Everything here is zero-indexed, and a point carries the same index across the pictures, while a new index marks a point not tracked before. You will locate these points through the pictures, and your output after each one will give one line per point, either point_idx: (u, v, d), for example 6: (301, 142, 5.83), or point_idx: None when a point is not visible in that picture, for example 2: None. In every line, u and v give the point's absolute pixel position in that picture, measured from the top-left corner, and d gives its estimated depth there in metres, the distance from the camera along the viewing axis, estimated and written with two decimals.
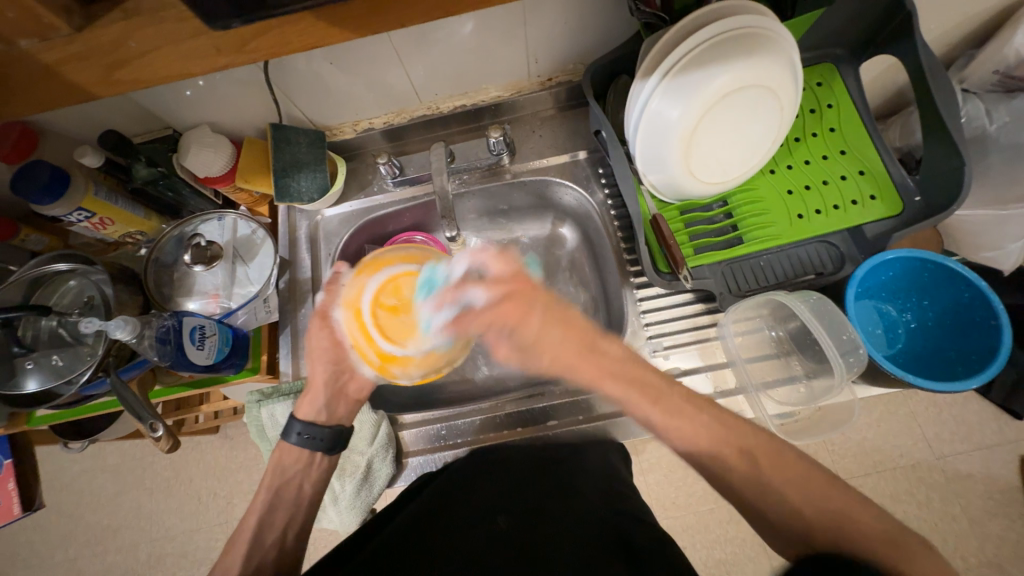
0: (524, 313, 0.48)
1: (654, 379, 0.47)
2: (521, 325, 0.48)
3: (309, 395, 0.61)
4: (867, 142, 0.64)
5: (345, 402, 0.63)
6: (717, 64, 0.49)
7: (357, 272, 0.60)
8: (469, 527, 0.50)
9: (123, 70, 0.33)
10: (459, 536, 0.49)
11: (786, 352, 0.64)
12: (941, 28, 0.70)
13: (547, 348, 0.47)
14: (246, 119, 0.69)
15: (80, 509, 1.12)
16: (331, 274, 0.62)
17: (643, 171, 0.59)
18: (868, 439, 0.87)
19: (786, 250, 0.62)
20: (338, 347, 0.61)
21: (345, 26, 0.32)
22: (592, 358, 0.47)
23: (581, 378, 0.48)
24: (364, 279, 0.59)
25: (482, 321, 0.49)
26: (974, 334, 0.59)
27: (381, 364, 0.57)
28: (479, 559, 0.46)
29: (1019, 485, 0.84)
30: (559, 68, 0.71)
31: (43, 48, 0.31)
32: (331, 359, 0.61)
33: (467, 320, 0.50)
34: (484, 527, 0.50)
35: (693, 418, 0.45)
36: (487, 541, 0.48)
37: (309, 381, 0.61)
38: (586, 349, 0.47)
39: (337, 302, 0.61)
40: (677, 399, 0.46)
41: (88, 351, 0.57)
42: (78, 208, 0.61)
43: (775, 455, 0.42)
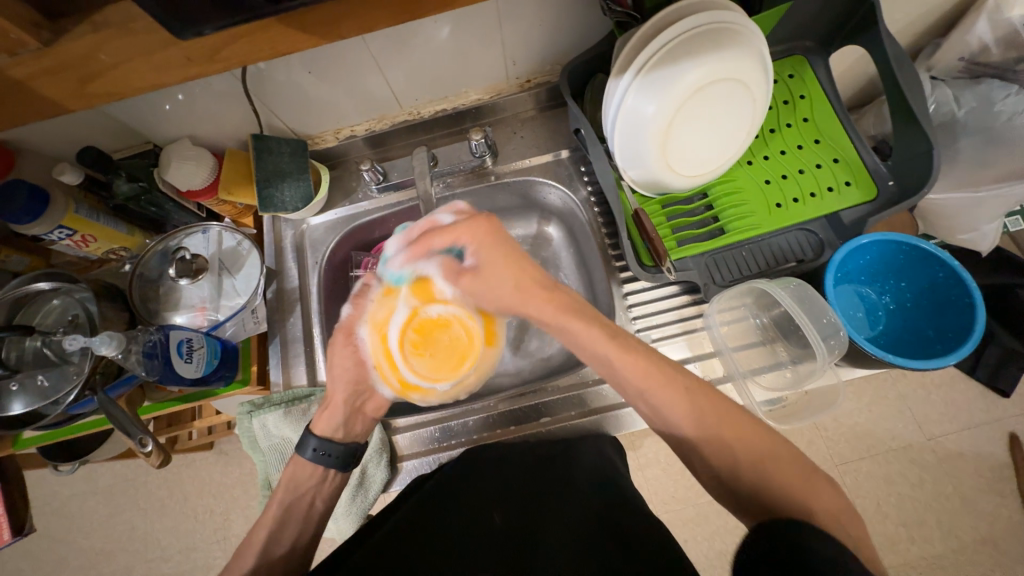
0: (487, 231, 0.55)
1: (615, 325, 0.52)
2: (483, 242, 0.55)
3: (329, 410, 0.61)
4: (840, 130, 0.65)
5: (362, 419, 0.64)
6: (687, 59, 0.50)
7: (385, 293, 0.65)
8: (466, 520, 0.51)
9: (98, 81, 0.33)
10: (457, 531, 0.50)
11: (771, 339, 0.65)
12: (906, 19, 0.72)
13: (501, 266, 0.55)
14: (227, 130, 0.69)
15: (72, 534, 1.10)
16: (358, 288, 0.66)
17: (623, 167, 0.59)
18: (860, 423, 0.88)
19: (767, 238, 0.63)
20: (358, 371, 0.63)
21: (313, 30, 0.32)
22: (550, 289, 0.54)
23: (533, 307, 0.54)
24: (392, 303, 0.64)
25: (450, 234, 0.56)
26: (951, 312, 0.60)
27: (403, 389, 0.64)
28: (477, 553, 0.47)
29: (1008, 462, 0.85)
30: (537, 69, 0.72)
31: (12, 63, 0.31)
32: (355, 381, 0.62)
33: (434, 236, 0.57)
34: (481, 520, 0.51)
35: (649, 362, 0.48)
36: (479, 538, 0.48)
37: (331, 400, 0.61)
38: (544, 282, 0.54)
39: (363, 320, 0.65)
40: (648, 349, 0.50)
41: (73, 369, 0.56)
42: (58, 226, 0.61)
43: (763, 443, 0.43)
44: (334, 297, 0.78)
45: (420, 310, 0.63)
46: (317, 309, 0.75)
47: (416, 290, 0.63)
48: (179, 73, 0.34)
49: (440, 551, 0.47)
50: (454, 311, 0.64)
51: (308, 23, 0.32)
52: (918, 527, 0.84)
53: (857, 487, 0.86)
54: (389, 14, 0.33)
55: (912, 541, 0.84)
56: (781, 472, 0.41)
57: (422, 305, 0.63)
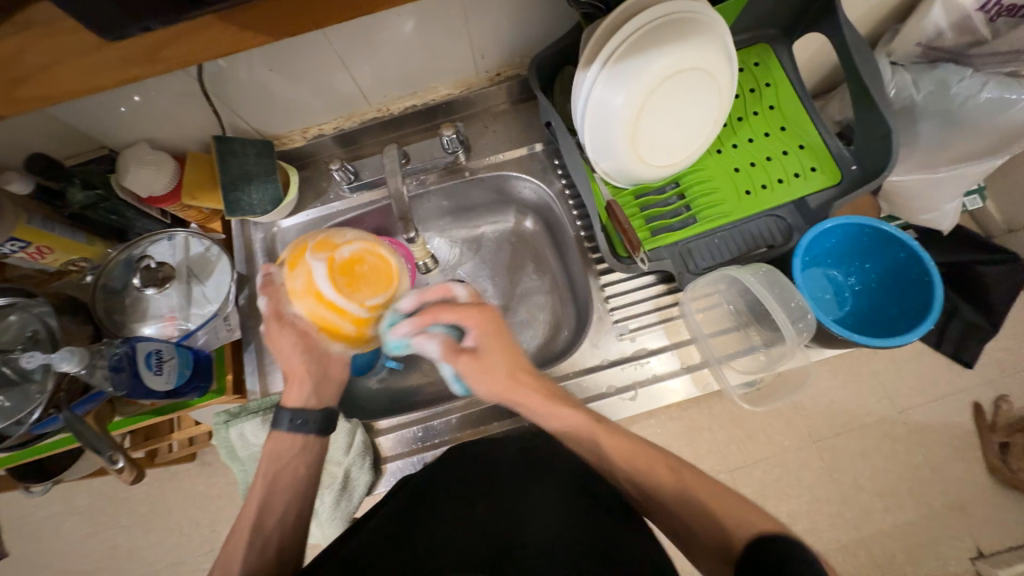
0: (495, 325, 0.59)
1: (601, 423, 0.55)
2: (493, 333, 0.59)
3: (296, 382, 0.59)
4: (804, 117, 0.66)
5: (331, 384, 0.61)
6: (652, 49, 0.50)
7: (290, 267, 0.54)
8: (449, 513, 0.51)
9: (22, 89, 0.29)
10: (437, 524, 0.50)
11: (745, 324, 0.67)
12: (864, 6, 0.73)
13: (502, 356, 0.59)
14: (187, 133, 0.67)
15: (51, 556, 1.06)
16: (264, 278, 0.59)
17: (594, 159, 0.59)
18: (836, 401, 0.92)
19: (737, 225, 0.64)
20: (303, 342, 0.58)
21: (261, 32, 0.30)
22: (539, 381, 0.59)
23: (528, 405, 0.57)
24: (304, 265, 0.53)
25: (461, 315, 0.58)
26: (912, 291, 0.63)
27: (361, 328, 0.54)
28: (456, 541, 0.47)
29: (973, 429, 0.89)
30: (506, 62, 0.71)
31: None
32: (305, 348, 0.58)
33: (447, 309, 0.58)
34: (465, 511, 0.51)
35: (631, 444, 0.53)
36: (466, 537, 0.48)
37: (292, 375, 0.59)
38: (538, 379, 0.59)
39: (286, 300, 0.57)
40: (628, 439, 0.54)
41: (36, 388, 0.54)
42: (9, 239, 0.58)
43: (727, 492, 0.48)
44: None
45: (331, 257, 0.53)
46: None
47: (314, 245, 0.53)
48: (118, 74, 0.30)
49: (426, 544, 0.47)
50: (360, 242, 0.55)
51: (256, 24, 0.29)
52: (892, 497, 0.87)
53: (834, 462, 0.89)
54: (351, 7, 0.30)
55: (887, 511, 0.87)
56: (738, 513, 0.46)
57: (327, 254, 0.53)
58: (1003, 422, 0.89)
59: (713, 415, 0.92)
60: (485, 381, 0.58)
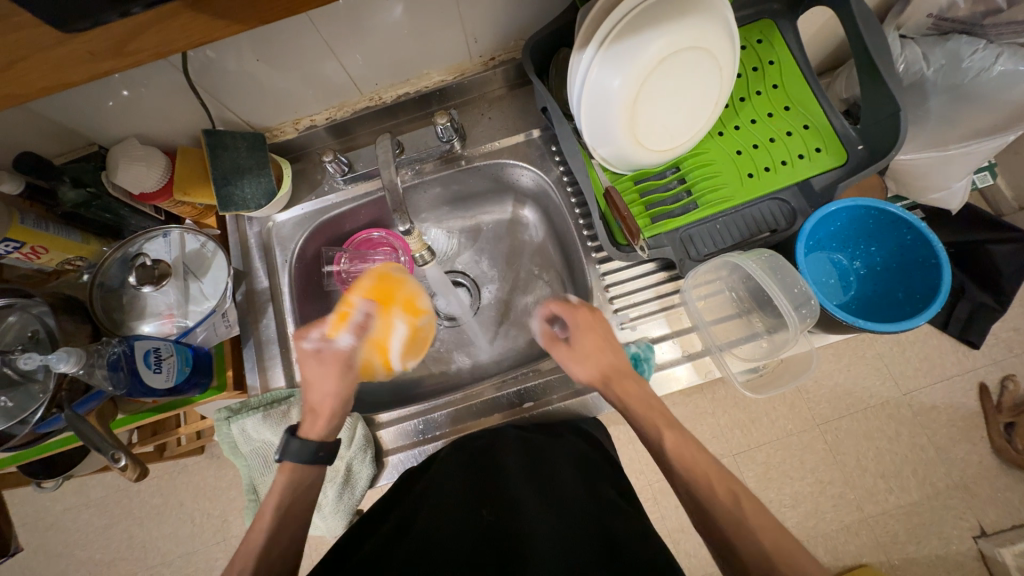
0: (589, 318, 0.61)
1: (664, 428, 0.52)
2: (581, 325, 0.61)
3: (320, 417, 0.59)
4: (809, 95, 0.64)
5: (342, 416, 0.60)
6: (649, 29, 0.48)
7: (380, 315, 0.61)
8: (448, 515, 0.51)
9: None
10: (437, 526, 0.50)
11: (747, 311, 0.66)
12: None
13: (588, 344, 0.60)
14: (176, 127, 0.66)
15: (69, 547, 1.09)
16: (351, 315, 0.59)
17: (592, 146, 0.58)
18: (840, 384, 0.91)
19: (740, 210, 0.62)
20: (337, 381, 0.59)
21: (238, 17, 0.28)
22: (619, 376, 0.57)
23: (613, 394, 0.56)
24: (393, 322, 0.61)
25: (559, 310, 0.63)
26: (918, 274, 0.61)
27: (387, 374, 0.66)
28: (457, 547, 0.48)
29: (979, 410, 0.89)
30: (500, 46, 0.69)
31: None
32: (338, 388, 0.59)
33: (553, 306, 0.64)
34: (466, 516, 0.52)
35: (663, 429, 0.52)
36: (463, 537, 0.49)
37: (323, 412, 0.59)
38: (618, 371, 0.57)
39: (358, 343, 0.60)
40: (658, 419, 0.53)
41: (39, 388, 0.54)
42: (3, 239, 0.57)
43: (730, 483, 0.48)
44: (307, 296, 0.76)
45: (414, 322, 0.64)
46: (289, 308, 0.73)
47: (408, 307, 0.63)
48: (84, 69, 0.29)
49: (427, 544, 0.48)
50: (431, 311, 0.67)
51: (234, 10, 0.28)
52: (896, 478, 0.87)
53: (838, 444, 0.89)
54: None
55: (891, 491, 0.87)
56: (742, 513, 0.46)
57: (412, 318, 0.63)
58: (1010, 402, 0.88)
59: (716, 399, 0.92)
60: (577, 369, 0.59)
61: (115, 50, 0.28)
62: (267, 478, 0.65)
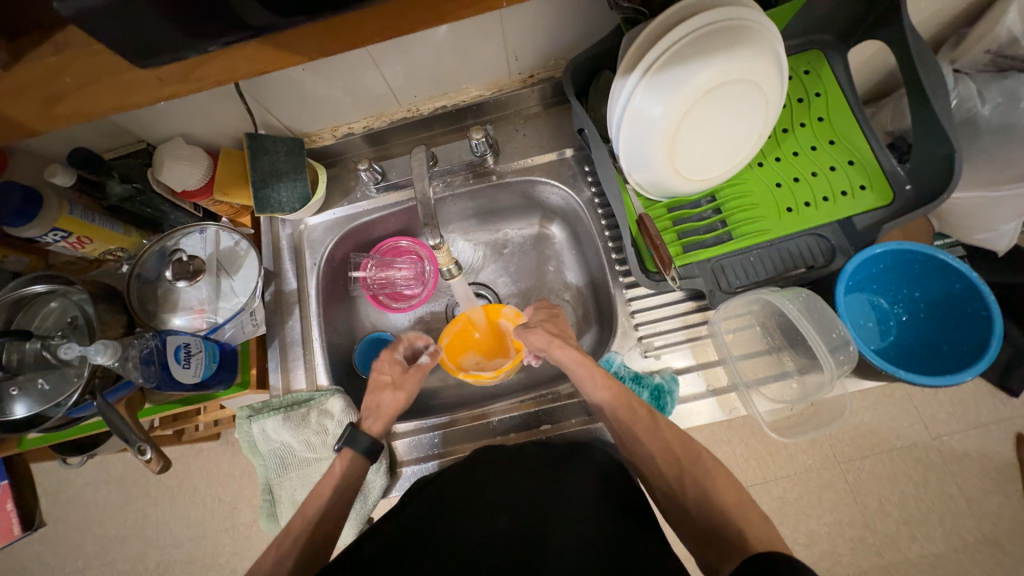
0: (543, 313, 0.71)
1: (674, 440, 0.53)
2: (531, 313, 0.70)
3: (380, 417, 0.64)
4: (856, 130, 0.62)
5: (381, 420, 0.64)
6: (697, 59, 0.48)
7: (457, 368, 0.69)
8: (473, 518, 0.52)
9: (64, 104, 0.31)
10: (463, 529, 0.51)
11: (778, 348, 0.63)
12: (929, 10, 0.67)
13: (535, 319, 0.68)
14: (221, 129, 0.68)
15: (86, 521, 1.12)
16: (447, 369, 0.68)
17: (628, 171, 0.57)
18: (865, 423, 0.87)
19: (775, 244, 0.61)
20: (394, 378, 0.67)
21: (297, 46, 0.29)
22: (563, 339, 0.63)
23: (560, 355, 0.61)
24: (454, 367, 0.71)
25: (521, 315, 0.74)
26: (966, 326, 0.58)
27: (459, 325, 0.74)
28: (479, 548, 0.48)
29: (1015, 462, 0.84)
30: (540, 65, 0.69)
31: None
32: (394, 386, 0.66)
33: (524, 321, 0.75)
34: (488, 520, 0.51)
35: (666, 440, 0.53)
36: (480, 534, 0.50)
37: (383, 403, 0.65)
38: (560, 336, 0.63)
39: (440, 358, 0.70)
40: (652, 421, 0.55)
41: (74, 372, 0.55)
42: (53, 229, 0.60)
43: (728, 481, 0.50)
44: (333, 299, 0.77)
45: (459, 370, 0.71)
46: (315, 311, 0.73)
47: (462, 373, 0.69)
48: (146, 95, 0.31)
49: (448, 546, 0.49)
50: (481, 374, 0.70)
51: (298, 42, 0.29)
52: (921, 526, 0.83)
53: (860, 485, 0.85)
54: (392, 23, 0.30)
55: (914, 540, 0.83)
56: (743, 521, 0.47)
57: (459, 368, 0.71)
58: None
59: (734, 427, 0.89)
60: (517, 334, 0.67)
61: (173, 78, 0.30)
62: (284, 480, 0.65)
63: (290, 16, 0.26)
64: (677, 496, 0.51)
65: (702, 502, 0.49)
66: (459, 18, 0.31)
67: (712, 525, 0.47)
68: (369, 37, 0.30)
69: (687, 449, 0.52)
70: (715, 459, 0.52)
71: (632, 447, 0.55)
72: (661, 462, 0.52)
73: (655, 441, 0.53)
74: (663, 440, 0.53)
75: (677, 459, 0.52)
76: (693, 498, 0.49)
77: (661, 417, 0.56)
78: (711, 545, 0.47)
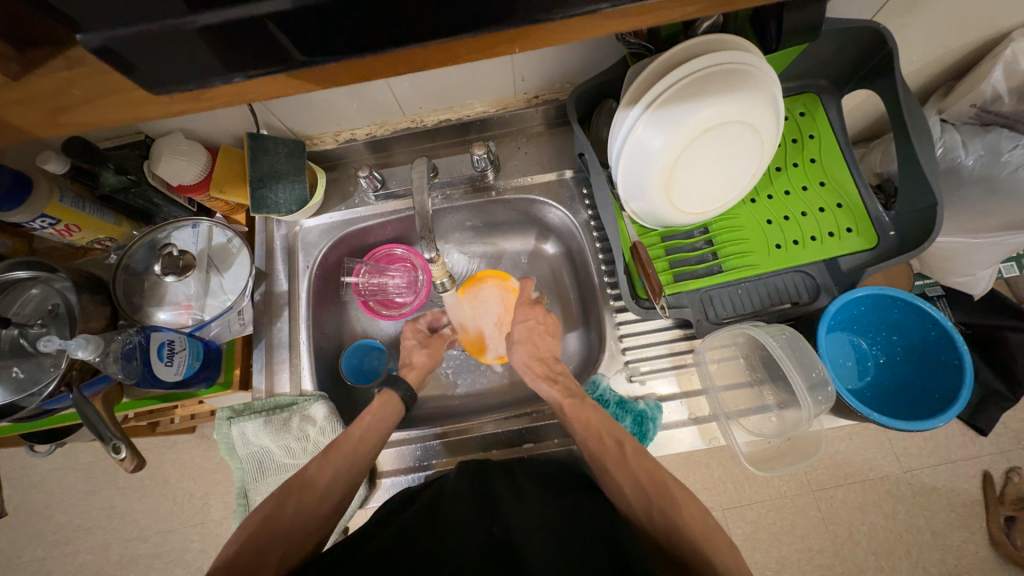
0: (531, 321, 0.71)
1: (652, 471, 0.54)
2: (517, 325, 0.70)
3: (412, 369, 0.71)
4: (846, 175, 0.64)
5: (415, 371, 0.70)
6: (699, 98, 0.49)
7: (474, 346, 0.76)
8: (460, 534, 0.50)
9: (68, 116, 0.30)
10: (445, 542, 0.49)
11: (759, 381, 0.64)
12: (919, 64, 0.70)
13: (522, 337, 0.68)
14: (223, 127, 0.67)
15: (49, 509, 1.09)
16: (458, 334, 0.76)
17: (625, 199, 0.58)
18: (841, 452, 0.89)
19: (763, 279, 0.63)
20: (419, 339, 0.73)
21: (311, 80, 0.31)
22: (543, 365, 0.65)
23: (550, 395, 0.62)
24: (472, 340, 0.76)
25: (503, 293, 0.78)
26: (939, 372, 0.60)
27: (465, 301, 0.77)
28: (462, 559, 0.47)
29: (980, 499, 0.86)
30: (546, 86, 0.70)
31: None
32: (420, 345, 0.73)
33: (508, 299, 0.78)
34: (479, 532, 0.50)
35: (639, 471, 0.54)
36: (470, 541, 0.49)
37: (413, 359, 0.71)
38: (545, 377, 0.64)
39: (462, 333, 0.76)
40: (625, 451, 0.55)
41: (51, 362, 0.54)
42: (40, 215, 0.59)
43: (697, 508, 0.52)
44: (324, 302, 0.76)
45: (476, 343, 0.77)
46: (304, 312, 0.73)
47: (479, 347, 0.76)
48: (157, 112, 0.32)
49: (434, 558, 0.47)
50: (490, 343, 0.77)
51: (311, 75, 0.31)
52: (888, 557, 0.85)
53: (832, 513, 0.87)
54: (401, 62, 0.31)
55: (881, 570, 0.85)
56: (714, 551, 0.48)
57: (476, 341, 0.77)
58: (1012, 495, 0.86)
59: (713, 451, 0.90)
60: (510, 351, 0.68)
61: (181, 96, 0.30)
62: (261, 485, 0.64)
63: (319, 50, 0.28)
64: (646, 524, 0.52)
65: (670, 530, 0.50)
66: (465, 62, 0.32)
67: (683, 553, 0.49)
68: (378, 73, 0.32)
69: (655, 478, 0.54)
70: (679, 483, 0.54)
71: (605, 477, 0.55)
72: (631, 493, 0.53)
73: (626, 474, 0.54)
74: (635, 476, 0.54)
75: (647, 489, 0.53)
76: (663, 527, 0.51)
77: (637, 447, 0.56)
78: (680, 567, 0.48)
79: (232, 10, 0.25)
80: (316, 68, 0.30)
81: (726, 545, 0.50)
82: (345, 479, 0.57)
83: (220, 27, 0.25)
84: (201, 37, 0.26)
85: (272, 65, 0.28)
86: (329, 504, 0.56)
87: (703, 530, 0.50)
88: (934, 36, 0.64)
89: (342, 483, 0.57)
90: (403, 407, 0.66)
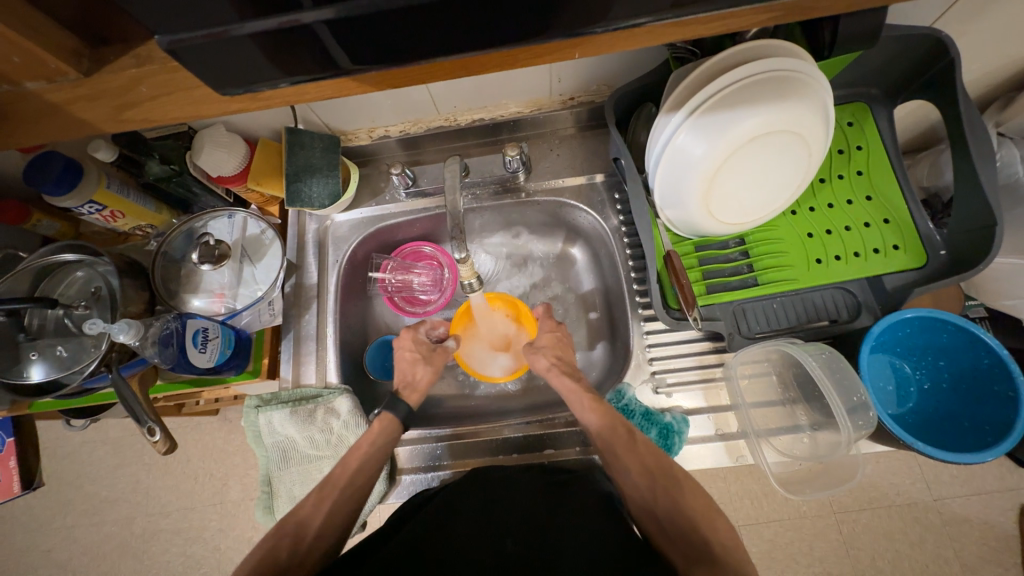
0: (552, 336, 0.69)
1: (664, 460, 0.55)
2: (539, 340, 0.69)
3: (415, 391, 0.68)
4: (895, 189, 0.61)
5: (417, 394, 0.68)
6: (747, 105, 0.47)
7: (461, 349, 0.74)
8: (481, 552, 0.50)
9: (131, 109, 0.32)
10: (473, 561, 0.49)
11: (793, 400, 0.62)
12: (979, 72, 0.66)
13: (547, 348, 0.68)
14: (262, 121, 0.68)
15: (79, 480, 1.14)
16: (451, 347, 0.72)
17: (661, 207, 0.57)
18: (867, 476, 0.85)
19: (801, 294, 0.60)
20: (422, 354, 0.70)
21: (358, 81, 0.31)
22: (569, 372, 0.64)
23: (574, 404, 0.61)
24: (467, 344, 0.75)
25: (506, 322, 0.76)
26: (990, 403, 0.57)
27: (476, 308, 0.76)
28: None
29: (1016, 533, 0.82)
30: (582, 88, 0.69)
31: (49, 89, 0.31)
32: (424, 360, 0.69)
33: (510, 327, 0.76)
34: (494, 546, 0.51)
35: (643, 453, 0.55)
36: (483, 560, 0.49)
37: (415, 376, 0.68)
38: (567, 373, 0.64)
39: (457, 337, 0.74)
40: (634, 443, 0.56)
41: (91, 342, 0.56)
42: (89, 201, 0.61)
43: (701, 495, 0.52)
44: (350, 295, 0.77)
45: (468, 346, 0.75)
46: (331, 305, 0.74)
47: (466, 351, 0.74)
48: (211, 107, 0.33)
49: (452, 558, 0.49)
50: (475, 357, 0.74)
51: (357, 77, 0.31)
52: None
53: (854, 538, 0.84)
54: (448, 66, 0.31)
55: None
56: (717, 528, 0.50)
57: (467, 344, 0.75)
58: None
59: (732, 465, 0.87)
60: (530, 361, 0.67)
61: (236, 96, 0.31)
62: (285, 475, 0.65)
63: (370, 52, 0.28)
64: (647, 502, 0.53)
65: (671, 510, 0.51)
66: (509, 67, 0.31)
67: (683, 535, 0.49)
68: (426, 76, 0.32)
69: (661, 463, 0.54)
70: (687, 473, 0.54)
71: (607, 451, 0.56)
72: (637, 474, 0.54)
73: (632, 454, 0.55)
74: (638, 453, 0.54)
75: (651, 469, 0.54)
76: (664, 507, 0.51)
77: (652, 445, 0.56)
78: (677, 539, 0.49)
79: (289, 15, 0.25)
80: (364, 75, 0.30)
81: (729, 531, 0.50)
82: (366, 471, 0.59)
83: (277, 32, 0.26)
84: (258, 40, 0.26)
85: (321, 70, 0.29)
86: (354, 493, 0.58)
87: (704, 511, 0.51)
88: (999, 45, 0.60)
89: (358, 475, 0.59)
90: (402, 430, 0.64)
